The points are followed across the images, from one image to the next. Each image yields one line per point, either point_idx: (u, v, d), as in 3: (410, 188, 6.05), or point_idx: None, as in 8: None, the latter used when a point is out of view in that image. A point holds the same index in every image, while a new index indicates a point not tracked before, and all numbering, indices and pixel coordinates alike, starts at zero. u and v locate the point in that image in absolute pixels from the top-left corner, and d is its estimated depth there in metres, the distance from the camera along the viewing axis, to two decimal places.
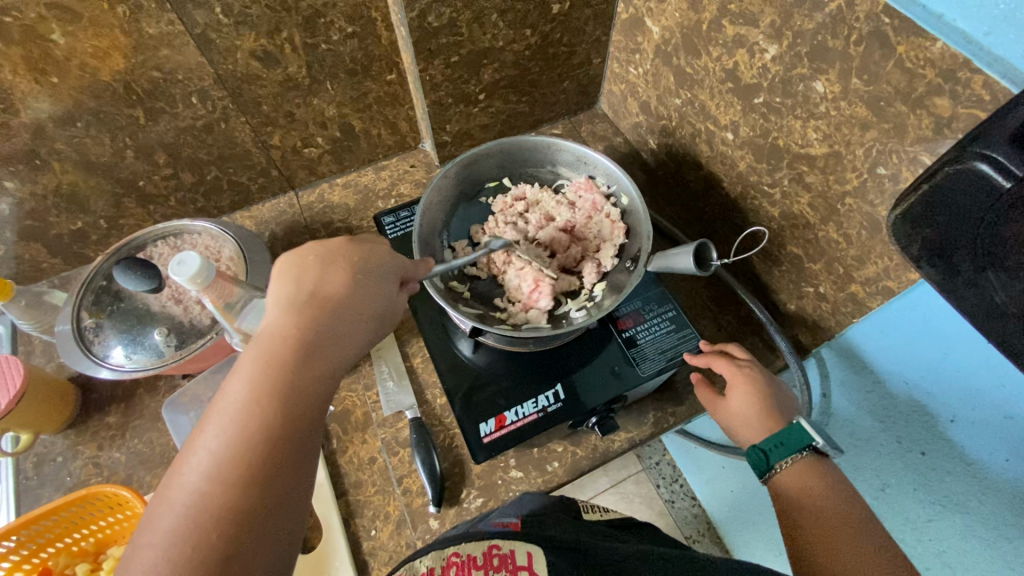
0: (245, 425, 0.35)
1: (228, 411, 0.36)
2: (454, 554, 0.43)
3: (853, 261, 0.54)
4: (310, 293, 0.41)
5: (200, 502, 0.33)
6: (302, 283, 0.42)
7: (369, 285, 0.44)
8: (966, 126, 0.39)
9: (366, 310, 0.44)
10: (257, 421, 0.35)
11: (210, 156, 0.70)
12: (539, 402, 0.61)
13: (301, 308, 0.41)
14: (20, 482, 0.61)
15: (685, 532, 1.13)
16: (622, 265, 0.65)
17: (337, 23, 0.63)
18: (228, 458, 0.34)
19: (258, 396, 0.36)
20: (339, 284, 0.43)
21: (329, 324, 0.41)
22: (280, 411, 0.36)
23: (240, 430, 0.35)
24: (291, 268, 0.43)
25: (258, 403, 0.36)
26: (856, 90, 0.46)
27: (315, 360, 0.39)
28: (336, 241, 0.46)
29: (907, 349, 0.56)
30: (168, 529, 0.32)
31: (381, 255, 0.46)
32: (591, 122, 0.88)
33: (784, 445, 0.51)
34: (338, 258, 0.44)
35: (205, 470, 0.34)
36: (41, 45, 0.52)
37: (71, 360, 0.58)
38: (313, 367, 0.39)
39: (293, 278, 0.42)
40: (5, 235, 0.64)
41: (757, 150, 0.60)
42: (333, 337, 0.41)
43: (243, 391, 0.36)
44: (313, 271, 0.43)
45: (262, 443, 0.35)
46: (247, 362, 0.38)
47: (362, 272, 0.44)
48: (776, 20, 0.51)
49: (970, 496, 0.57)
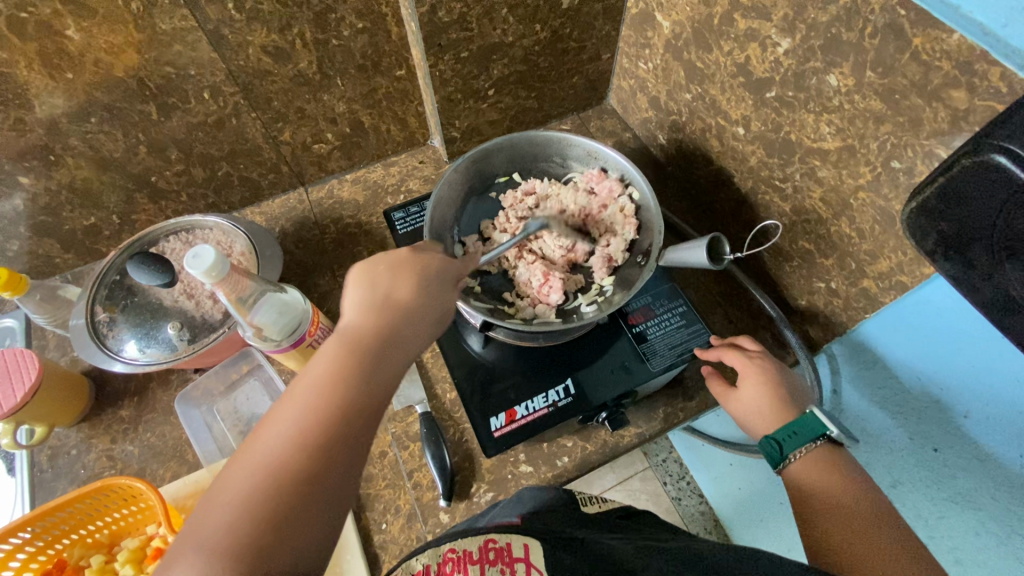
0: (311, 417, 0.35)
1: (297, 403, 0.36)
2: (449, 551, 0.45)
3: (866, 255, 0.53)
4: (382, 297, 0.42)
5: (262, 487, 0.33)
6: (375, 287, 0.42)
7: (434, 294, 0.44)
8: (983, 118, 0.39)
9: (431, 319, 0.43)
10: (323, 416, 0.36)
11: (222, 151, 0.70)
12: (549, 397, 0.61)
13: (373, 313, 0.41)
14: (34, 474, 0.62)
15: (693, 530, 1.13)
16: (633, 259, 0.65)
17: (348, 19, 0.63)
18: (281, 457, 0.34)
19: (328, 392, 0.36)
20: (409, 290, 0.43)
21: (396, 329, 0.41)
22: (346, 409, 0.36)
23: (306, 422, 0.35)
24: (363, 276, 0.43)
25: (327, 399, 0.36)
26: (870, 83, 0.46)
27: (383, 364, 0.39)
28: (404, 247, 0.46)
29: (921, 345, 0.56)
30: (230, 509, 0.32)
31: (442, 266, 0.46)
32: (600, 118, 0.88)
33: (799, 433, 0.51)
34: (406, 269, 0.44)
35: (259, 467, 0.34)
36: (57, 41, 0.52)
37: (86, 353, 0.59)
38: (380, 370, 0.39)
39: (366, 281, 0.42)
40: (19, 230, 0.65)
41: (768, 144, 0.59)
42: (399, 344, 0.41)
43: (314, 385, 0.37)
44: (384, 275, 0.43)
45: (324, 439, 0.35)
46: (321, 357, 0.38)
47: (429, 280, 0.44)
48: (788, 13, 0.51)
49: (983, 492, 0.57)
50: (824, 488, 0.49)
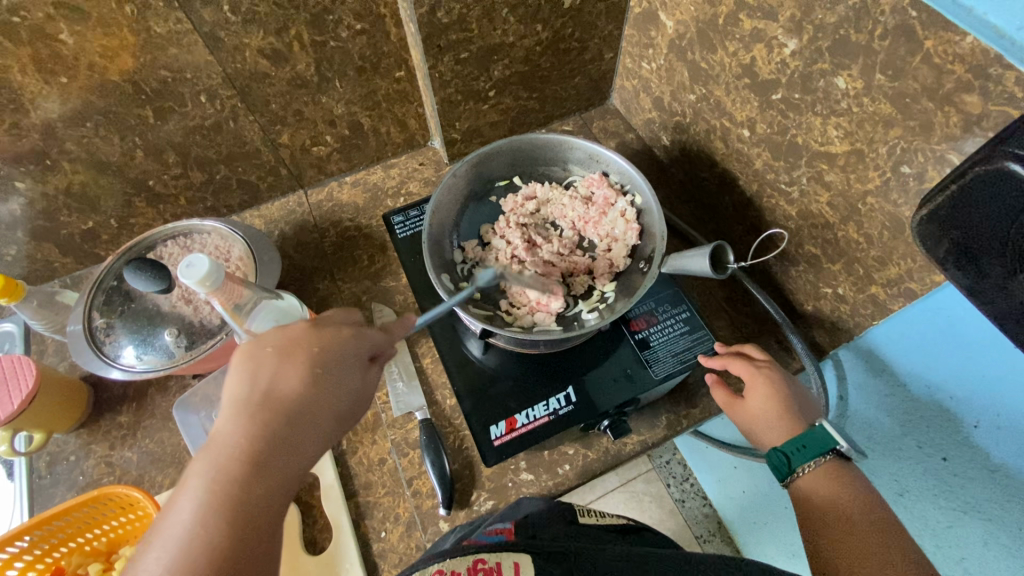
0: (190, 542, 0.33)
1: (174, 530, 0.34)
2: (437, 572, 0.41)
3: (874, 261, 0.52)
4: (266, 390, 0.40)
5: None
6: (257, 380, 0.40)
7: (331, 379, 0.42)
8: (997, 124, 0.38)
9: (328, 408, 0.42)
10: (201, 544, 0.33)
11: (220, 154, 0.69)
12: (550, 404, 0.61)
13: (255, 410, 0.39)
14: (32, 481, 0.62)
15: (696, 532, 1.14)
16: (635, 265, 0.64)
17: (345, 20, 0.62)
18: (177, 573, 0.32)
19: (206, 513, 0.34)
20: (298, 377, 0.41)
21: (285, 427, 0.39)
22: (225, 530, 0.34)
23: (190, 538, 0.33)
24: (248, 361, 0.41)
25: (203, 524, 0.34)
26: (880, 86, 0.45)
27: (266, 472, 0.37)
28: (296, 327, 0.44)
29: (930, 354, 0.55)
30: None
31: (342, 340, 0.44)
32: (603, 119, 0.87)
33: (807, 447, 0.50)
34: (297, 351, 0.42)
35: None
36: (51, 45, 0.51)
37: (83, 360, 0.58)
38: (267, 473, 0.37)
39: (248, 374, 0.40)
40: (17, 235, 0.65)
41: (774, 147, 0.58)
42: (287, 444, 0.39)
43: (190, 508, 0.34)
44: (271, 365, 0.41)
45: (202, 567, 0.33)
46: (194, 475, 0.36)
47: (324, 365, 0.42)
48: (796, 14, 0.49)
49: (994, 502, 0.56)
50: (833, 499, 0.48)
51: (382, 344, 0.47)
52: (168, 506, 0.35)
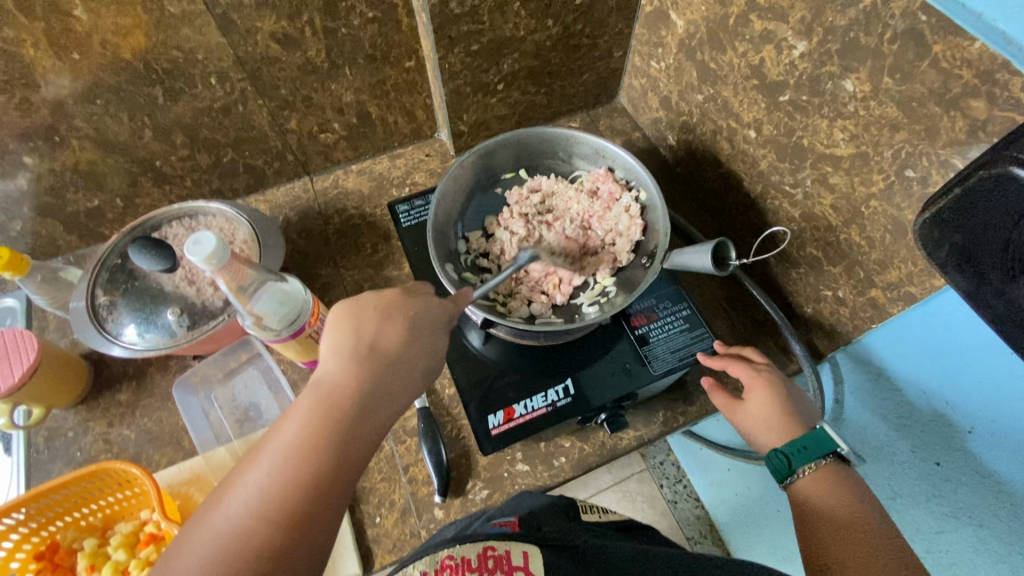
0: (291, 465, 0.35)
1: (280, 449, 0.36)
2: (447, 557, 0.42)
3: (875, 264, 0.53)
4: (371, 341, 0.42)
5: (234, 539, 0.33)
6: (361, 331, 0.42)
7: (425, 340, 0.44)
8: (1002, 129, 0.38)
9: (420, 366, 0.43)
10: (301, 471, 0.35)
11: (227, 138, 0.70)
12: (548, 396, 0.61)
13: (361, 360, 0.41)
14: (30, 455, 0.62)
15: (686, 534, 1.14)
16: (638, 261, 0.65)
17: (357, 8, 0.63)
18: (272, 496, 0.34)
19: (310, 442, 0.36)
20: (398, 337, 0.43)
21: (384, 375, 0.41)
22: (327, 460, 0.36)
23: (287, 465, 0.35)
24: (348, 316, 0.43)
25: (308, 450, 0.36)
26: (887, 90, 0.45)
27: (367, 417, 0.39)
28: (393, 291, 0.46)
29: (927, 359, 0.55)
30: (208, 558, 0.32)
31: (435, 305, 0.47)
32: (610, 117, 0.87)
33: (809, 449, 0.50)
34: (396, 312, 0.44)
35: (248, 504, 0.34)
36: (64, 20, 0.51)
37: (85, 336, 0.58)
38: (364, 423, 0.39)
39: (352, 328, 0.42)
40: (22, 210, 0.65)
41: (780, 149, 0.59)
42: (386, 392, 0.40)
43: (297, 432, 0.37)
44: (373, 320, 0.43)
45: (301, 490, 0.35)
46: (303, 403, 0.38)
47: (421, 326, 0.44)
48: (806, 16, 0.50)
49: (984, 508, 0.56)
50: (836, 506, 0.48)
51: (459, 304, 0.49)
52: (277, 427, 0.37)
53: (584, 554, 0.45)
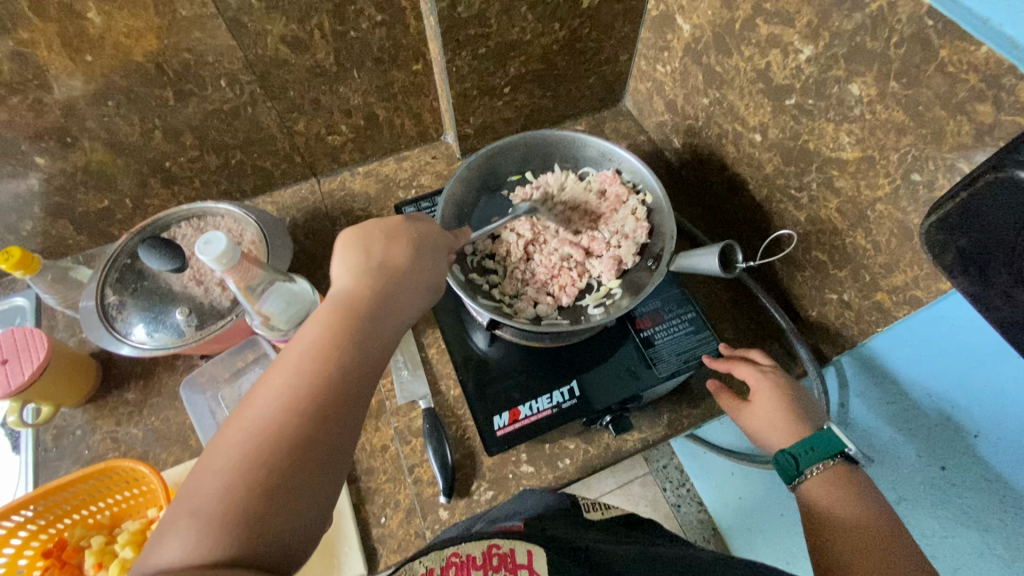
0: (315, 367, 0.36)
1: (304, 351, 0.37)
2: (453, 554, 0.43)
3: (881, 268, 0.53)
4: (381, 259, 0.44)
5: (270, 429, 0.33)
6: (372, 250, 0.44)
7: (427, 259, 0.47)
8: (1009, 133, 0.38)
9: (425, 282, 0.46)
10: (329, 370, 0.36)
11: (236, 139, 0.70)
12: (553, 398, 0.61)
13: (373, 272, 0.43)
14: (39, 453, 0.62)
15: (691, 537, 1.13)
16: (644, 263, 0.65)
17: (366, 11, 0.63)
18: (303, 391, 0.35)
19: (333, 343, 0.38)
20: (405, 254, 0.46)
21: (395, 283, 0.43)
22: (351, 361, 0.38)
23: (315, 365, 0.36)
24: (358, 238, 0.45)
25: (332, 352, 0.37)
26: (893, 94, 0.45)
27: (382, 324, 0.41)
28: (396, 218, 0.48)
29: (933, 360, 0.55)
30: (245, 447, 0.33)
31: (435, 231, 0.50)
32: (615, 120, 0.87)
33: (816, 449, 0.51)
34: (401, 232, 0.47)
35: (281, 400, 0.35)
36: (78, 23, 0.52)
37: (94, 335, 0.59)
38: (380, 329, 0.41)
39: (362, 245, 0.44)
40: (33, 210, 0.66)
41: (785, 152, 0.59)
42: (397, 300, 0.43)
43: (320, 337, 0.38)
44: (381, 240, 0.45)
45: (330, 387, 0.36)
46: (322, 313, 0.40)
47: (422, 246, 0.47)
48: (812, 20, 0.50)
49: (991, 512, 0.56)
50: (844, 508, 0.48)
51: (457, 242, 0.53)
52: (297, 334, 0.38)
53: (592, 555, 0.45)
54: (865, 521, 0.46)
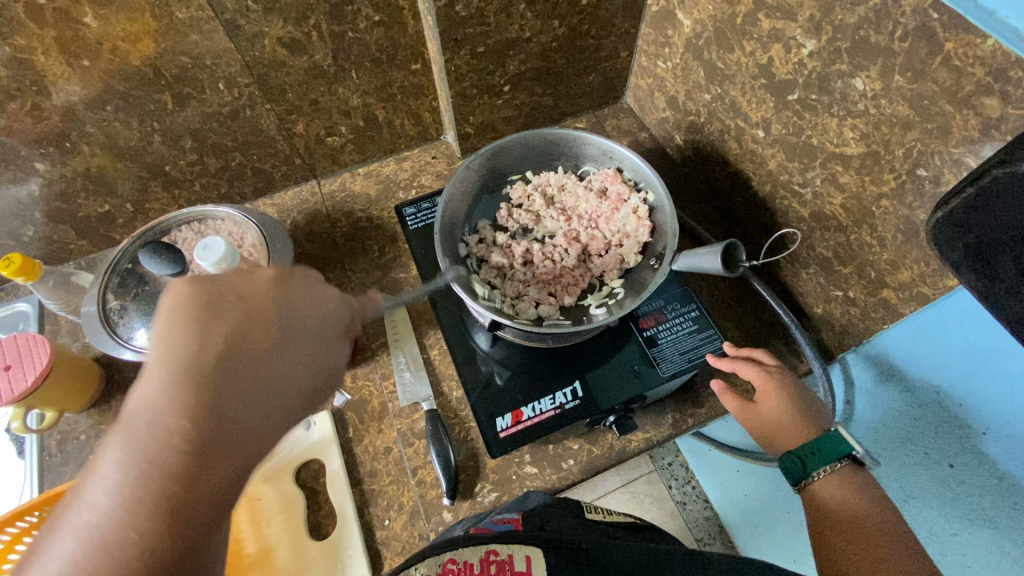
0: (108, 529, 0.30)
1: (99, 500, 0.31)
2: (450, 561, 0.44)
3: (886, 265, 0.52)
4: (218, 355, 0.35)
5: None
6: (205, 342, 0.35)
7: (292, 350, 0.39)
8: (1016, 128, 0.38)
9: (286, 383, 0.38)
10: (128, 522, 0.31)
11: (235, 142, 0.70)
12: (556, 399, 0.61)
13: (201, 379, 0.34)
14: (43, 458, 0.63)
15: (696, 534, 1.12)
16: (646, 262, 0.64)
17: (364, 12, 0.63)
18: (95, 551, 0.30)
19: (130, 489, 0.31)
20: (253, 346, 0.37)
21: (242, 363, 0.36)
22: (156, 508, 0.31)
23: (113, 516, 0.31)
24: (192, 318, 0.36)
25: (132, 497, 0.31)
26: (898, 88, 0.45)
27: (207, 451, 0.33)
28: (260, 280, 0.40)
29: (940, 359, 0.54)
30: None
31: (309, 306, 0.41)
32: (617, 117, 0.87)
33: (823, 452, 0.49)
34: (258, 314, 0.38)
35: (63, 568, 0.29)
36: (74, 28, 0.52)
37: (96, 340, 0.59)
38: (201, 455, 0.33)
39: (194, 332, 0.35)
40: (34, 215, 0.66)
41: (789, 148, 0.58)
42: (236, 418, 0.35)
43: (115, 479, 0.31)
44: (223, 327, 0.36)
45: (129, 545, 0.30)
46: (119, 442, 0.32)
47: (285, 331, 0.39)
48: (815, 14, 0.49)
49: (1000, 511, 0.55)
50: (849, 509, 0.47)
51: (361, 315, 0.47)
52: (92, 470, 0.32)
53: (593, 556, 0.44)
54: (871, 521, 0.46)
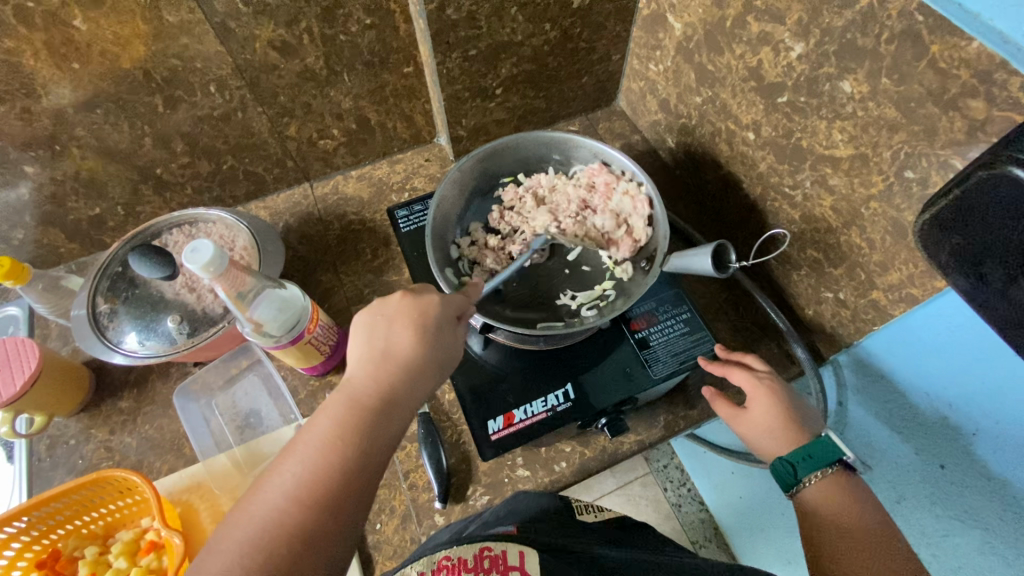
0: (314, 468, 0.38)
1: (310, 446, 0.39)
2: (444, 557, 0.43)
3: (875, 266, 0.52)
4: (385, 347, 0.44)
5: (271, 523, 0.36)
6: (376, 339, 0.45)
7: (435, 340, 0.46)
8: (1001, 129, 0.38)
9: (432, 367, 0.45)
10: (327, 463, 0.38)
11: (227, 145, 0.70)
12: (548, 401, 0.61)
13: (377, 364, 0.44)
14: (33, 463, 0.62)
15: (691, 537, 1.13)
16: (637, 265, 0.65)
17: (355, 15, 0.63)
18: (305, 484, 0.37)
19: (333, 440, 0.39)
20: (406, 340, 0.45)
21: (400, 363, 0.44)
22: (349, 458, 0.39)
23: (317, 460, 0.38)
24: (364, 328, 0.46)
25: (333, 446, 0.39)
26: (885, 91, 0.45)
27: (384, 419, 0.42)
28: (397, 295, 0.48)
29: (929, 360, 0.54)
30: (240, 540, 0.35)
31: (446, 307, 0.48)
32: (609, 120, 0.87)
33: (813, 458, 0.49)
34: (406, 315, 0.46)
35: (285, 492, 0.37)
36: (64, 31, 0.52)
37: (86, 344, 0.58)
38: (380, 422, 0.41)
39: (367, 333, 0.45)
40: (25, 219, 0.65)
41: (779, 150, 0.58)
42: (402, 396, 0.43)
43: (327, 429, 0.40)
44: (384, 327, 0.45)
45: (331, 480, 0.38)
46: (333, 408, 0.41)
47: (430, 328, 0.46)
48: (803, 18, 0.50)
49: (991, 512, 0.56)
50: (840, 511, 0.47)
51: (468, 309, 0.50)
52: (309, 426, 0.41)
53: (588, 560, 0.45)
54: (860, 524, 0.46)
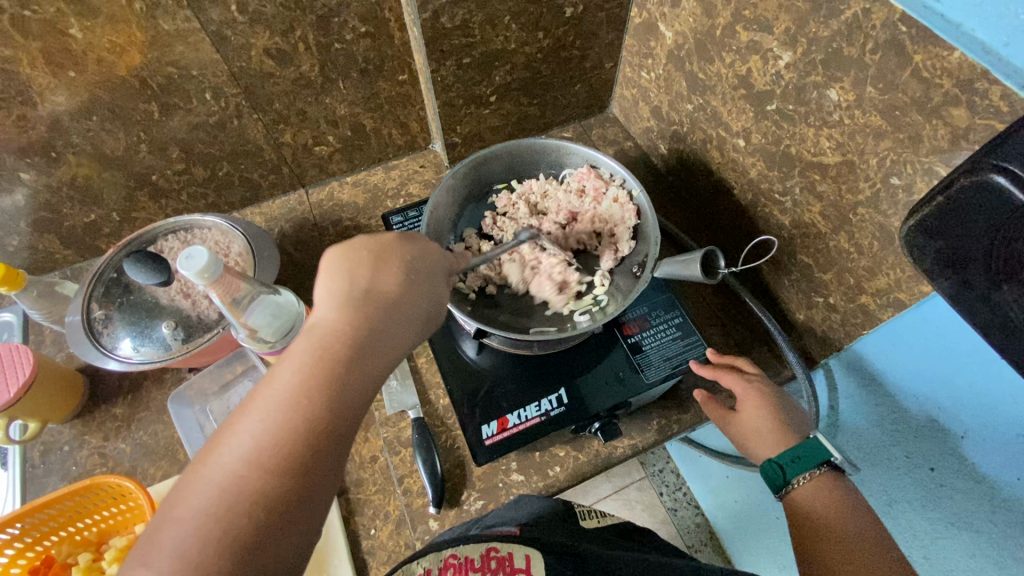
0: (281, 424, 0.33)
1: (274, 398, 0.34)
2: (451, 556, 0.45)
3: (864, 271, 0.53)
4: (366, 287, 0.40)
5: (230, 485, 0.31)
6: (355, 279, 0.40)
7: (422, 285, 0.43)
8: (983, 137, 0.39)
9: (416, 308, 0.42)
10: (298, 414, 0.34)
11: (222, 151, 0.70)
12: (541, 406, 0.61)
13: (355, 305, 0.39)
14: (26, 470, 0.62)
15: (687, 541, 1.12)
16: (628, 270, 0.65)
17: (350, 23, 0.64)
18: (270, 442, 0.32)
19: (303, 390, 0.34)
20: (393, 282, 0.41)
21: (383, 308, 0.40)
22: (320, 411, 0.34)
23: (284, 414, 0.33)
24: (341, 264, 0.41)
25: (304, 396, 0.34)
26: (870, 99, 0.46)
27: (361, 363, 0.37)
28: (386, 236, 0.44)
29: (919, 363, 0.55)
30: (198, 507, 0.30)
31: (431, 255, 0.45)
32: (603, 126, 0.88)
33: (803, 458, 0.50)
34: (391, 257, 0.42)
35: (245, 453, 0.32)
36: (61, 40, 0.52)
37: (80, 350, 0.58)
38: (358, 367, 0.37)
39: (347, 272, 0.40)
40: (19, 225, 0.65)
41: (768, 157, 0.59)
42: (382, 339, 0.39)
43: (293, 381, 0.34)
44: (367, 267, 0.41)
45: (301, 433, 0.33)
46: (299, 352, 0.36)
47: (415, 272, 0.43)
48: (790, 27, 0.50)
49: (980, 514, 0.56)
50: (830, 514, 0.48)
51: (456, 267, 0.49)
52: (271, 373, 0.35)
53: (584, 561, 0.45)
54: (852, 526, 0.46)
